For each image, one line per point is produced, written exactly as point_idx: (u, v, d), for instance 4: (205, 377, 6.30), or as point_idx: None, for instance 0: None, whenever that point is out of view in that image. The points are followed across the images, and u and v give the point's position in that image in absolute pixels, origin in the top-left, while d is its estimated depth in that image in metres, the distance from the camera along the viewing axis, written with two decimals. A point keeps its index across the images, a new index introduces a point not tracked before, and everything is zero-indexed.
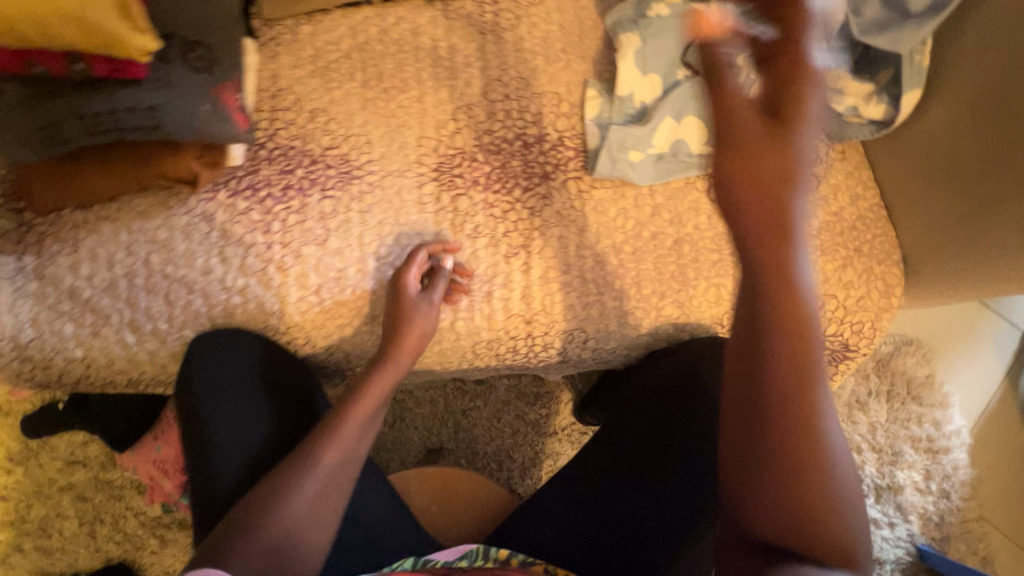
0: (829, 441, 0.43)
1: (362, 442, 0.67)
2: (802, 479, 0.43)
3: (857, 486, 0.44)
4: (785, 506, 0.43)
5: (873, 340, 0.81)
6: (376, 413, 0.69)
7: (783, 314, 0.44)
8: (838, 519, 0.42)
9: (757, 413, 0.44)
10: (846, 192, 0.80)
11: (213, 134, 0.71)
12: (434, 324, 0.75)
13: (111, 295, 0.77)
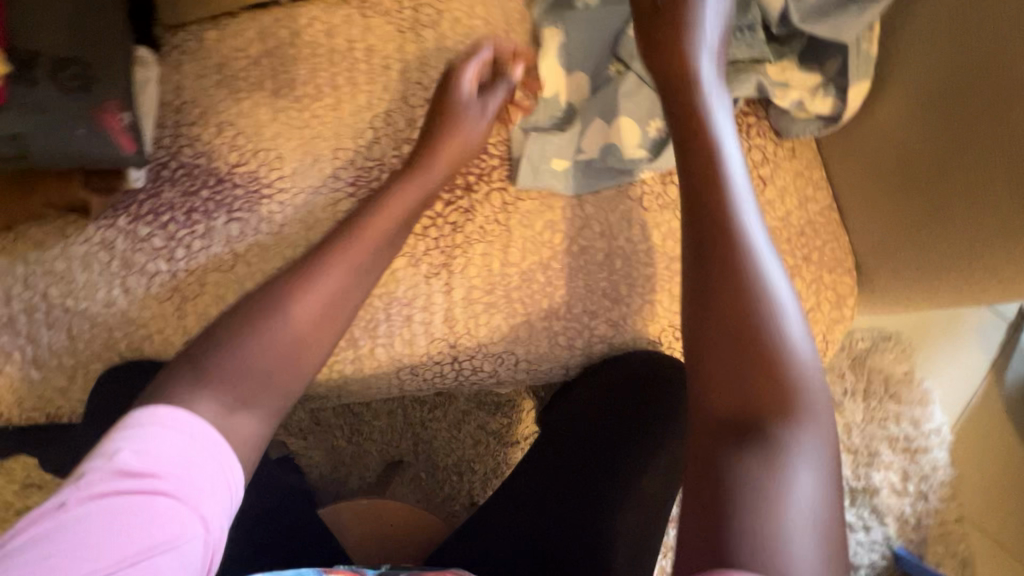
0: (767, 310, 0.48)
1: (312, 349, 0.62)
2: (744, 343, 0.46)
3: (803, 351, 0.47)
4: (733, 367, 0.46)
5: (825, 353, 0.75)
6: (373, 249, 0.66)
7: (708, 199, 0.52)
8: (780, 377, 0.45)
9: (707, 294, 0.49)
10: (795, 194, 0.74)
11: (95, 159, 0.66)
12: (479, 136, 0.73)
13: (10, 331, 0.73)
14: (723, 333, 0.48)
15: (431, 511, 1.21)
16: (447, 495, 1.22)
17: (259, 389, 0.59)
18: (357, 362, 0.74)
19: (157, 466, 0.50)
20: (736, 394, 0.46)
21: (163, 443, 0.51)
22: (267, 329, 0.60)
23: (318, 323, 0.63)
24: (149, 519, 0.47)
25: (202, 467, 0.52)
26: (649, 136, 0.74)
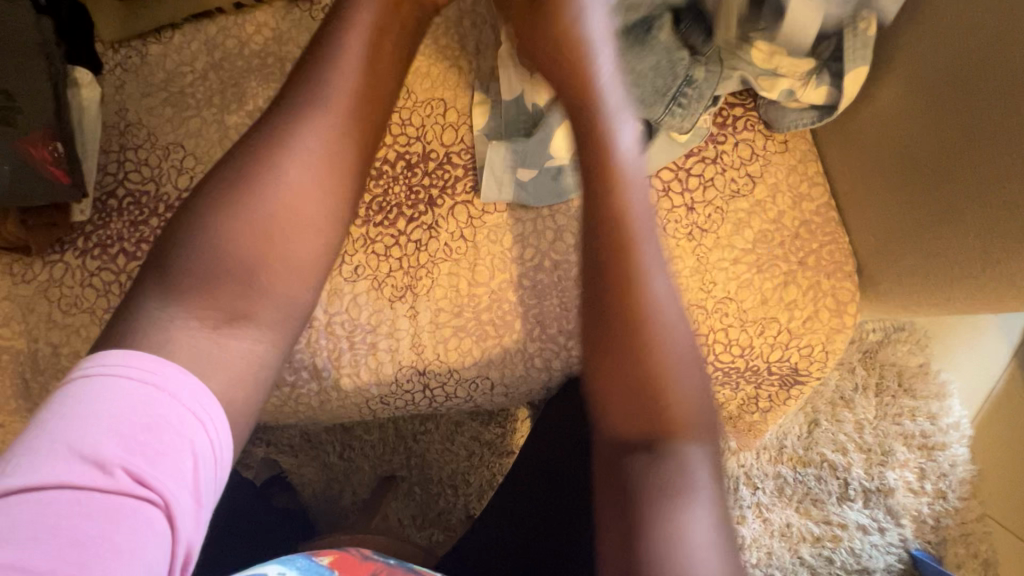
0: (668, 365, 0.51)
1: (309, 237, 0.52)
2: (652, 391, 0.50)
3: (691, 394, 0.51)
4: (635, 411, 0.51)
5: (827, 364, 0.69)
6: (345, 142, 0.54)
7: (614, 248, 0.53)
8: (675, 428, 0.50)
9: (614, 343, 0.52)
10: (788, 193, 0.67)
11: (29, 197, 0.63)
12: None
13: None
14: (627, 372, 0.51)
15: (427, 525, 1.18)
16: (442, 509, 1.19)
17: (257, 283, 0.50)
18: (324, 393, 0.71)
19: (140, 435, 0.39)
20: (640, 417, 0.51)
21: (119, 407, 0.40)
22: (258, 215, 0.50)
23: (314, 203, 0.52)
24: (118, 516, 0.36)
25: (179, 435, 0.41)
26: None
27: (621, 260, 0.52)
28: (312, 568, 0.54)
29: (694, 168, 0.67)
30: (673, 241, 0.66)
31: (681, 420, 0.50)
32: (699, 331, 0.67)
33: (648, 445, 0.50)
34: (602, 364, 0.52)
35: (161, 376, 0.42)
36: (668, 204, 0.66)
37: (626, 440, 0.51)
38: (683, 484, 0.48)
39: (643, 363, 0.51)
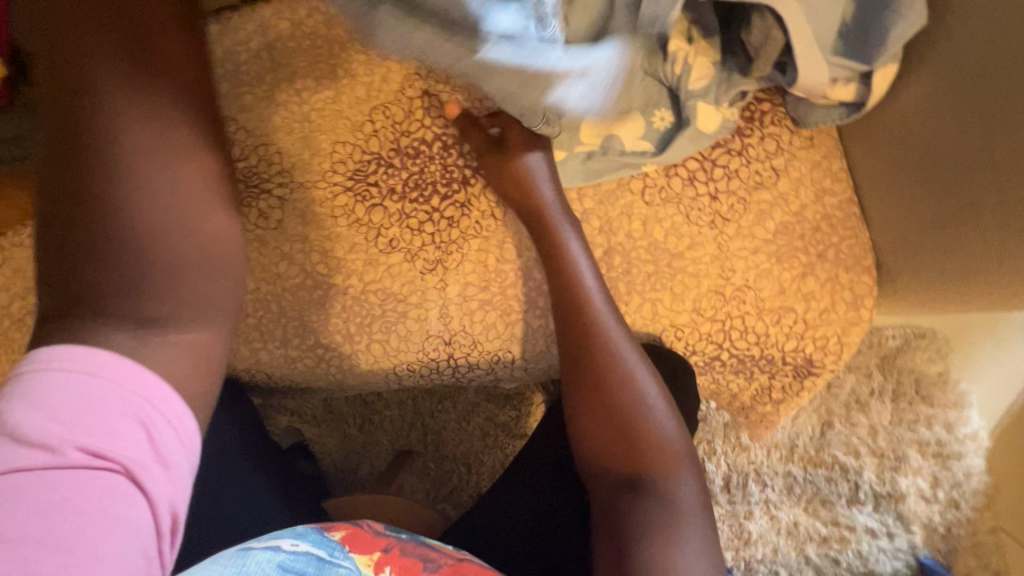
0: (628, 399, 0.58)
1: (210, 236, 0.50)
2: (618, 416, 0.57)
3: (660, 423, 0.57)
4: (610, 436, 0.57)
5: (841, 356, 0.71)
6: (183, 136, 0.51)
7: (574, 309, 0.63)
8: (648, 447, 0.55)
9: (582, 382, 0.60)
10: (810, 187, 0.69)
11: None
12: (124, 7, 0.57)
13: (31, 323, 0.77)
14: (601, 424, 0.57)
15: (440, 501, 1.22)
16: (454, 487, 1.23)
17: (150, 294, 0.46)
18: (354, 357, 0.75)
19: (87, 420, 0.39)
20: (618, 456, 0.56)
21: (54, 395, 0.39)
22: (137, 232, 0.46)
23: (195, 204, 0.50)
24: (80, 487, 0.37)
25: (124, 411, 0.41)
26: (653, 129, 0.68)
27: (584, 336, 0.62)
28: (328, 544, 0.50)
29: (720, 159, 0.69)
30: (695, 228, 0.68)
31: (656, 454, 0.55)
32: (717, 317, 0.69)
33: (630, 482, 0.54)
34: (581, 427, 0.59)
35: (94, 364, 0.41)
36: (693, 192, 0.69)
37: (612, 477, 0.55)
38: (669, 512, 0.52)
39: (614, 415, 0.57)
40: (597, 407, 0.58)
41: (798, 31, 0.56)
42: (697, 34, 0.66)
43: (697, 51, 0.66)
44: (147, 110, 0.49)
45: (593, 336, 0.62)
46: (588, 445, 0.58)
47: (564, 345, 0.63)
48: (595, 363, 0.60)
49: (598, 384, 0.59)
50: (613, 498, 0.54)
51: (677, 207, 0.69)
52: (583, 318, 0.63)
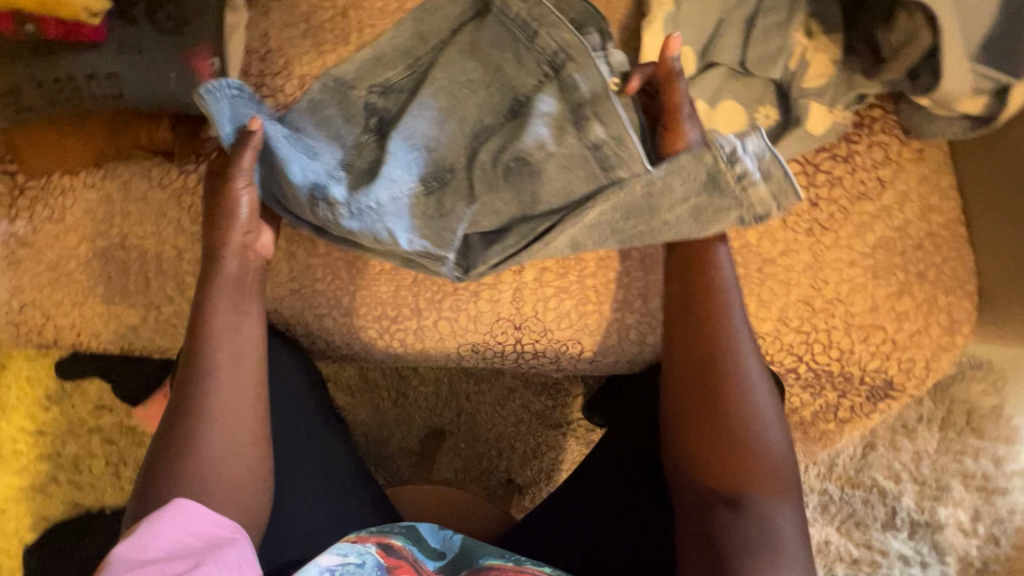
0: (745, 417, 0.55)
1: (230, 371, 0.60)
2: (725, 433, 0.55)
3: (773, 446, 0.55)
4: (712, 451, 0.55)
5: (924, 381, 0.69)
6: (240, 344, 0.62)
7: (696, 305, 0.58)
8: (754, 470, 0.54)
9: (693, 387, 0.57)
10: (917, 203, 0.66)
11: (186, 102, 0.67)
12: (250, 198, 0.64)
13: (97, 266, 0.76)
14: (707, 439, 0.56)
15: (468, 482, 1.22)
16: (484, 469, 1.22)
17: (209, 419, 0.58)
18: (420, 333, 0.74)
19: (165, 558, 0.48)
20: (721, 475, 0.55)
21: (198, 517, 0.52)
22: (180, 393, 0.59)
23: (235, 337, 0.62)
24: (169, 560, 0.48)
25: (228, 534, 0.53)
26: (757, 125, 0.65)
27: (710, 346, 0.57)
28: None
29: (824, 164, 0.66)
30: (791, 235, 0.66)
31: (762, 479, 0.54)
32: (802, 328, 0.67)
33: (730, 502, 0.54)
34: (682, 436, 0.57)
35: (170, 530, 0.50)
36: (792, 196, 0.66)
37: (710, 494, 0.55)
38: (768, 540, 0.51)
39: (725, 436, 0.55)
40: (707, 422, 0.56)
41: (943, 31, 0.54)
42: (818, 29, 0.63)
43: (816, 47, 0.62)
44: (225, 307, 0.62)
45: (719, 349, 0.57)
46: (689, 455, 0.57)
47: (679, 335, 0.58)
48: (715, 377, 0.56)
49: (713, 400, 0.56)
50: (708, 513, 0.54)
51: (774, 211, 0.66)
52: (708, 314, 0.57)
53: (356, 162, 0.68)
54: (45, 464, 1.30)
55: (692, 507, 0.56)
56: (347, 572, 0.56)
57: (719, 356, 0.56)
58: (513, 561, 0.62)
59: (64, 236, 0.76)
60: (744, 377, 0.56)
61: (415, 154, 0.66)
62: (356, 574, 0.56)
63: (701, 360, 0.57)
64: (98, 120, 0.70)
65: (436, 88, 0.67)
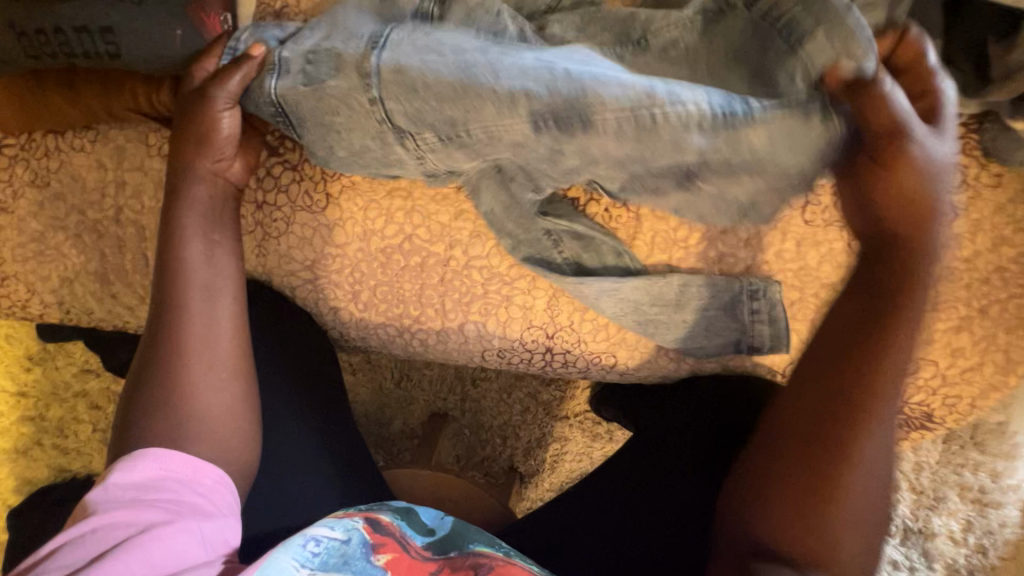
0: (864, 459, 0.48)
1: (206, 320, 0.54)
2: (836, 484, 0.48)
3: (879, 492, 0.49)
4: (796, 492, 0.49)
5: (966, 417, 0.66)
6: (216, 307, 0.55)
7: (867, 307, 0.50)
8: (838, 518, 0.48)
9: (822, 422, 0.50)
10: (990, 233, 0.61)
11: (194, 67, 0.58)
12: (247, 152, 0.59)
13: (87, 240, 0.69)
14: (789, 479, 0.50)
15: (469, 468, 1.21)
16: (487, 456, 1.20)
17: (192, 367, 0.52)
18: (443, 334, 0.69)
19: (134, 507, 0.44)
20: (806, 533, 0.48)
21: (176, 466, 0.47)
22: (162, 339, 0.52)
23: (206, 283, 0.55)
24: (139, 509, 0.44)
25: (209, 487, 0.48)
26: None
27: (863, 381, 0.49)
28: (366, 570, 0.50)
29: None
30: (854, 259, 0.61)
31: (838, 527, 0.48)
32: None
33: (793, 560, 0.48)
34: (777, 485, 0.50)
35: (150, 474, 0.46)
36: None
37: (764, 547, 0.49)
38: None
39: (820, 488, 0.48)
40: (819, 474, 0.49)
41: None
42: (916, 33, 0.56)
43: None
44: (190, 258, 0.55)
45: (881, 374, 0.48)
46: (766, 492, 0.51)
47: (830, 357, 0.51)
48: (842, 434, 0.49)
49: (822, 442, 0.49)
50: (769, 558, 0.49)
51: (838, 232, 0.61)
52: (874, 331, 0.49)
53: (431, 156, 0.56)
54: (29, 426, 1.25)
55: (758, 546, 0.50)
56: (332, 547, 0.50)
57: (869, 410, 0.48)
58: (503, 552, 0.56)
59: (52, 205, 0.68)
60: (886, 408, 0.48)
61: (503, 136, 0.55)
62: (339, 552, 0.50)
63: (844, 408, 0.49)
64: (86, 79, 0.61)
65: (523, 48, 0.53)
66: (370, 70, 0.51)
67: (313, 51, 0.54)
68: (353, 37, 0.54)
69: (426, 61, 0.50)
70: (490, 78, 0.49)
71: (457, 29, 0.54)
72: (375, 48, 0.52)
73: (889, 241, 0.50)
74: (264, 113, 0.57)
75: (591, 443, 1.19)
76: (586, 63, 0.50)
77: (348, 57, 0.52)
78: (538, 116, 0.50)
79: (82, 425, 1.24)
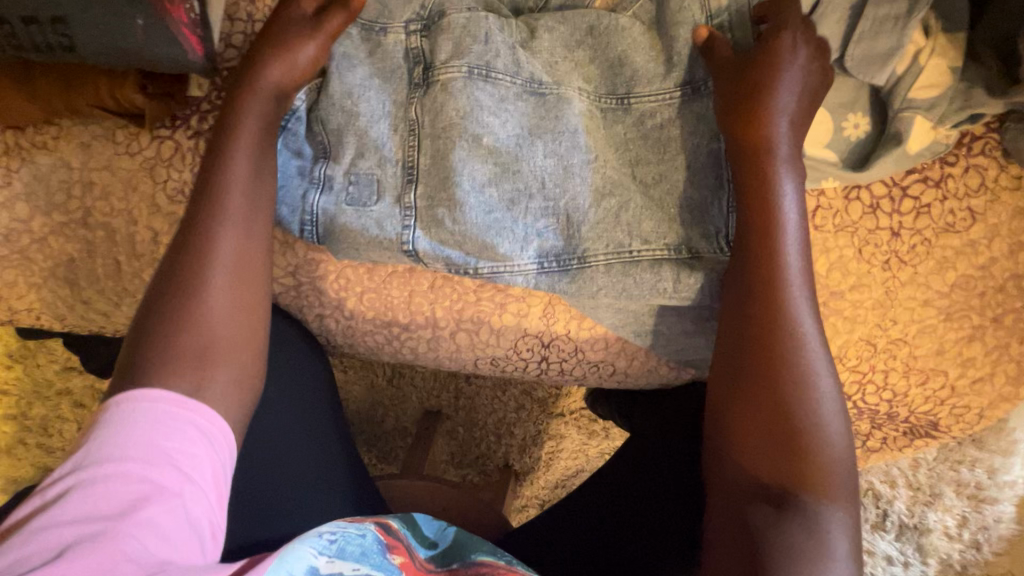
0: (804, 388, 0.46)
1: (243, 272, 0.51)
2: (780, 408, 0.46)
3: (836, 408, 0.47)
4: (763, 436, 0.46)
5: (974, 426, 0.65)
6: (250, 265, 0.51)
7: (756, 228, 0.49)
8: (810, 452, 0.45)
9: (742, 367, 0.49)
10: (1008, 238, 0.58)
11: (158, 60, 0.53)
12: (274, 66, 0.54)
13: (54, 244, 0.65)
14: (751, 434, 0.47)
15: (463, 466, 1.19)
16: (481, 453, 1.18)
17: (209, 315, 0.48)
18: (434, 342, 0.66)
19: (148, 461, 0.41)
20: (769, 464, 0.46)
21: (191, 425, 0.44)
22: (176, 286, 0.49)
23: (242, 258, 0.51)
24: (153, 466, 0.40)
25: (222, 451, 0.46)
26: (844, 136, 0.56)
27: (761, 301, 0.48)
28: (385, 566, 0.47)
29: (913, 188, 0.57)
30: (866, 267, 0.58)
31: (813, 466, 0.44)
32: (859, 368, 0.61)
33: (774, 494, 0.45)
34: (736, 434, 0.48)
35: (165, 422, 0.43)
36: (872, 223, 0.58)
37: (748, 488, 0.46)
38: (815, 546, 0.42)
39: (771, 424, 0.46)
40: (753, 401, 0.47)
41: None
42: (937, 26, 0.52)
43: (934, 49, 0.52)
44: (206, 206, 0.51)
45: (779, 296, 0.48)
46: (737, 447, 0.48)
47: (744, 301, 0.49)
48: (764, 365, 0.48)
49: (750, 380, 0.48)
50: (746, 507, 0.45)
51: (850, 238, 0.58)
52: (767, 254, 0.49)
53: (419, 202, 0.56)
54: (11, 425, 1.22)
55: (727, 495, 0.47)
56: (349, 538, 0.47)
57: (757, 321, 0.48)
58: (505, 560, 0.54)
59: (15, 206, 0.64)
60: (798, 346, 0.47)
61: (488, 190, 0.55)
62: (357, 543, 0.47)
63: (752, 330, 0.49)
64: (43, 72, 0.57)
65: (495, 94, 0.56)
66: (407, 246, 0.57)
67: (354, 173, 0.57)
68: (383, 219, 0.57)
69: (459, 202, 0.55)
70: (517, 212, 0.56)
71: (454, 113, 0.55)
72: (407, 244, 0.57)
73: (740, 141, 0.50)
74: (300, 234, 0.58)
75: (587, 440, 1.17)
76: (567, 169, 0.55)
77: (389, 183, 0.57)
78: (545, 252, 0.56)
79: (66, 424, 1.21)
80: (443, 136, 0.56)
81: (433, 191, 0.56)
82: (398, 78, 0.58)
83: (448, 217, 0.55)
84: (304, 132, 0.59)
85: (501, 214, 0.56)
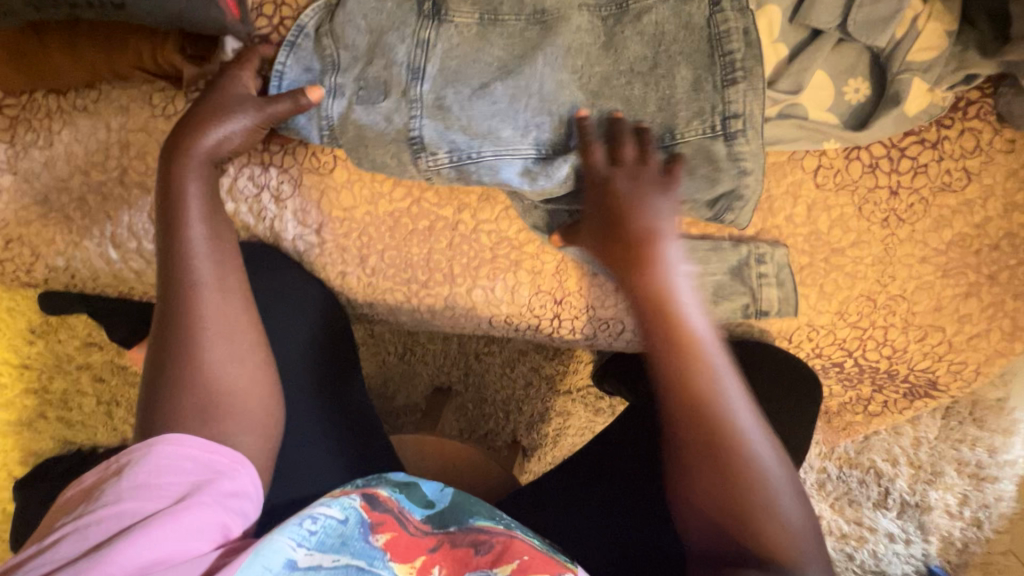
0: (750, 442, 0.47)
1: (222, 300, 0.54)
2: (732, 463, 0.46)
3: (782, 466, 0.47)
4: (720, 501, 0.45)
5: (971, 384, 0.67)
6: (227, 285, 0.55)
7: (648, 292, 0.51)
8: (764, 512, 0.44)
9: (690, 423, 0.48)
10: (1001, 198, 0.60)
11: (201, 23, 0.57)
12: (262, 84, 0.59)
13: (91, 203, 0.68)
14: (712, 492, 0.46)
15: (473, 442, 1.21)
16: (490, 430, 1.21)
17: (210, 300, 0.53)
18: (451, 300, 0.69)
19: (143, 496, 0.43)
20: (729, 524, 0.45)
21: (187, 456, 0.46)
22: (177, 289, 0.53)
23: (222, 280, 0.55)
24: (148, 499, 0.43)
25: (223, 473, 0.47)
26: (844, 100, 0.59)
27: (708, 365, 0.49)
28: (367, 552, 0.47)
29: (910, 149, 0.60)
30: (865, 225, 0.61)
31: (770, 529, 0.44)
32: (859, 324, 0.64)
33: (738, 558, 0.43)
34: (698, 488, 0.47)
35: (165, 459, 0.45)
36: (872, 182, 0.60)
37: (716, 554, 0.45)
38: None
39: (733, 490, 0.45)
40: (714, 471, 0.46)
41: None
42: None
43: (931, 15, 0.55)
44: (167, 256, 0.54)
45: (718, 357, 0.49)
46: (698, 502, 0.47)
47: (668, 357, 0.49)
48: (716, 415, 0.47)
49: (713, 454, 0.46)
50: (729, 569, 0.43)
51: (851, 197, 0.61)
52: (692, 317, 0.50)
53: (427, 97, 0.60)
54: (33, 399, 1.25)
55: (700, 553, 0.46)
56: (329, 529, 0.47)
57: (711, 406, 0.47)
58: (503, 525, 0.54)
59: (56, 166, 0.68)
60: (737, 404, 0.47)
61: (492, 92, 0.59)
62: (337, 533, 0.47)
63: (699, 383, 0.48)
64: (84, 36, 0.60)
65: (499, 23, 0.60)
66: (415, 133, 0.60)
67: (363, 78, 0.60)
68: (390, 113, 0.59)
69: (461, 108, 0.59)
70: (518, 106, 0.59)
71: (461, 39, 0.60)
72: (412, 141, 0.60)
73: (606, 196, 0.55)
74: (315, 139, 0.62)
75: (594, 418, 1.19)
76: (561, 83, 0.59)
77: (395, 82, 0.60)
78: (542, 144, 0.60)
79: (85, 397, 1.24)
80: (450, 55, 0.60)
81: (440, 89, 0.60)
82: (407, 9, 0.61)
83: (453, 111, 0.59)
84: (313, 48, 0.62)
85: (498, 122, 0.59)
